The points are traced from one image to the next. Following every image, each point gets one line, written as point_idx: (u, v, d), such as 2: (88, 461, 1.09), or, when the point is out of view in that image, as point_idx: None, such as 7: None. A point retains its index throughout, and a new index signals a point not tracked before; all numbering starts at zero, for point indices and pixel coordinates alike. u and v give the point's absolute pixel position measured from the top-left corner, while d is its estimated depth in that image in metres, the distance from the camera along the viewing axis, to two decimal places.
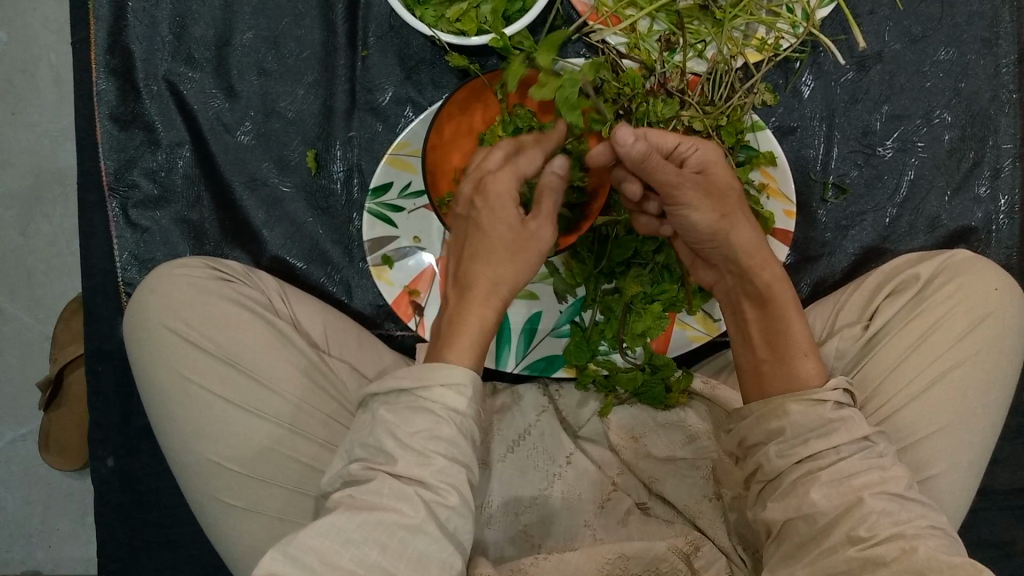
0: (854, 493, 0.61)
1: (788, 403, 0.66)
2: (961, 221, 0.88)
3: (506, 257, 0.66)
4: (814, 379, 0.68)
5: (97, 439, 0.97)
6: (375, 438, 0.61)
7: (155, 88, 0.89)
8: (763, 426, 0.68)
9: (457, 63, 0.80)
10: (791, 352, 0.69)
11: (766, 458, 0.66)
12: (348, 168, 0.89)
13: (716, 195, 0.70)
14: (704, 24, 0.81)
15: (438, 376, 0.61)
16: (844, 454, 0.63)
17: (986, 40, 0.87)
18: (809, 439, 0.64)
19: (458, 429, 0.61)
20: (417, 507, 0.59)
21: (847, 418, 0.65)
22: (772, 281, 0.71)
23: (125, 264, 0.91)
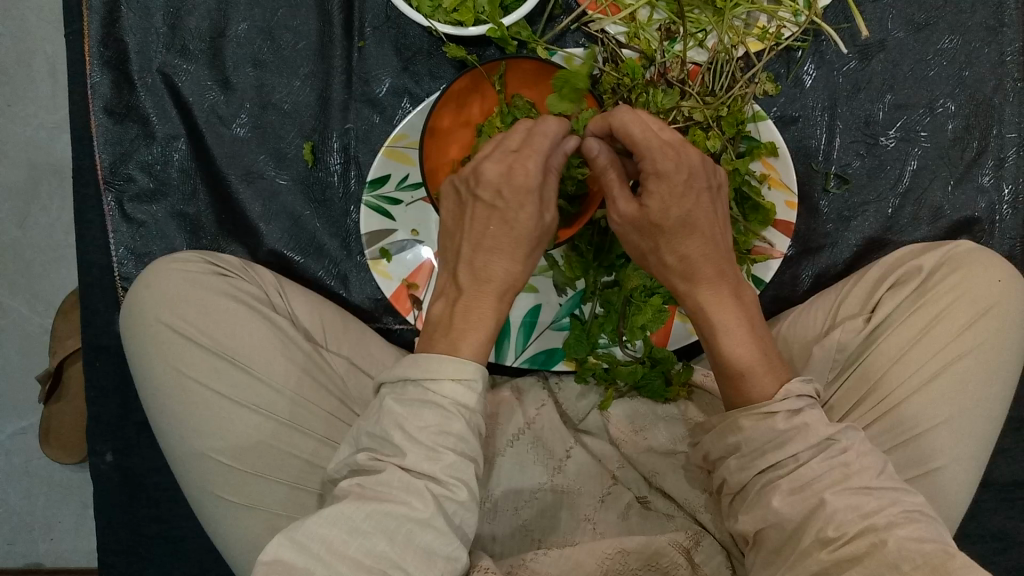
0: (815, 496, 0.60)
1: (747, 416, 0.65)
2: (964, 211, 0.87)
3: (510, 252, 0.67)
4: (760, 396, 0.65)
5: (96, 434, 0.97)
6: (382, 430, 0.60)
7: (150, 81, 0.88)
8: (722, 440, 0.67)
9: (455, 54, 0.78)
10: (733, 371, 0.67)
11: (730, 472, 0.66)
12: (345, 161, 0.88)
13: (653, 229, 0.68)
14: (705, 12, 0.80)
15: (449, 369, 0.61)
16: (804, 461, 0.62)
17: (991, 27, 0.86)
18: (767, 451, 0.63)
19: (467, 424, 0.61)
20: (427, 501, 0.58)
21: (800, 428, 0.62)
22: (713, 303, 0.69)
23: (122, 258, 0.90)
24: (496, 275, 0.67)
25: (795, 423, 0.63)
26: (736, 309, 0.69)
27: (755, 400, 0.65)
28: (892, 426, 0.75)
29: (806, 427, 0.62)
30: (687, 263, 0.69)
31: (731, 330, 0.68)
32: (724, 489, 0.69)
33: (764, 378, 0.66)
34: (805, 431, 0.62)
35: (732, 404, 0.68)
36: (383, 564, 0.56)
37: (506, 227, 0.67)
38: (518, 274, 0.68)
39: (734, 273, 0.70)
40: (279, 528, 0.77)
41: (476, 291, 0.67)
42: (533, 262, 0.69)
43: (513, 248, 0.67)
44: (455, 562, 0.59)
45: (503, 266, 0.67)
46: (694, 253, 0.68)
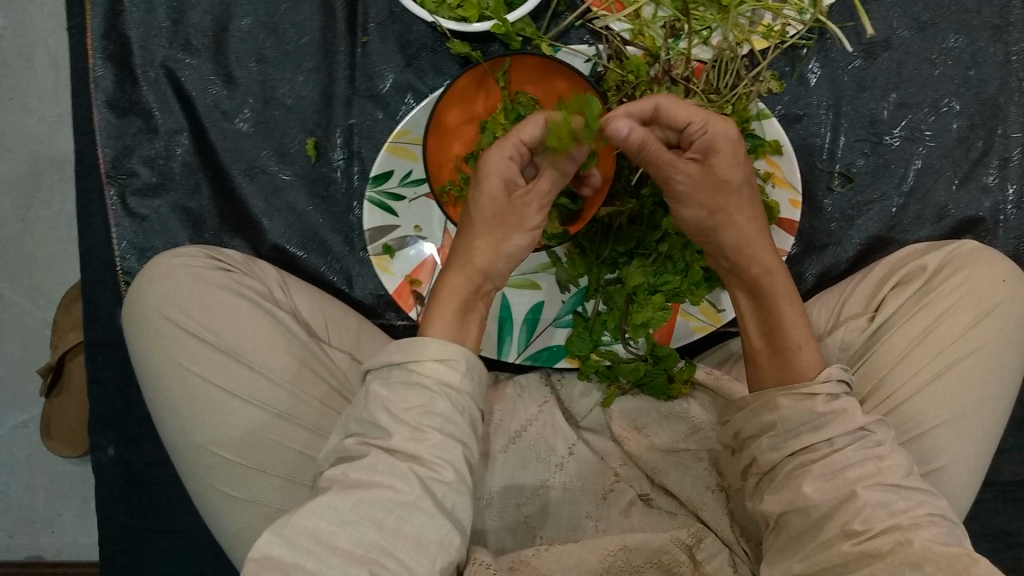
0: (848, 486, 0.60)
1: (778, 396, 0.65)
2: (968, 210, 0.87)
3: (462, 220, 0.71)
4: (809, 370, 0.66)
5: (98, 429, 0.97)
6: (369, 414, 0.61)
7: (153, 75, 0.88)
8: (756, 419, 0.67)
9: (460, 50, 0.79)
10: (786, 344, 0.68)
11: (761, 451, 0.66)
12: (348, 156, 0.88)
13: (717, 187, 0.69)
14: (710, 10, 0.79)
15: (430, 350, 0.62)
16: (838, 446, 0.62)
17: (996, 26, 0.85)
18: (801, 433, 0.63)
19: (452, 403, 0.61)
20: (412, 483, 0.58)
21: (838, 412, 0.63)
22: (768, 271, 0.71)
23: (124, 253, 0.90)
24: (463, 253, 0.70)
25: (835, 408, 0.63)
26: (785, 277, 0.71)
27: (805, 372, 0.66)
28: (894, 425, 0.75)
29: (845, 411, 0.63)
30: (744, 232, 0.71)
31: (787, 302, 0.70)
32: (751, 469, 0.68)
33: (810, 348, 0.68)
34: (845, 415, 0.62)
35: (774, 380, 0.68)
36: (375, 553, 0.56)
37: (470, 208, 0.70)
38: (483, 254, 0.69)
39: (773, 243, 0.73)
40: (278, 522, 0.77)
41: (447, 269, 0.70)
42: (500, 246, 0.70)
43: (480, 227, 0.69)
44: (450, 549, 0.58)
45: (470, 245, 0.69)
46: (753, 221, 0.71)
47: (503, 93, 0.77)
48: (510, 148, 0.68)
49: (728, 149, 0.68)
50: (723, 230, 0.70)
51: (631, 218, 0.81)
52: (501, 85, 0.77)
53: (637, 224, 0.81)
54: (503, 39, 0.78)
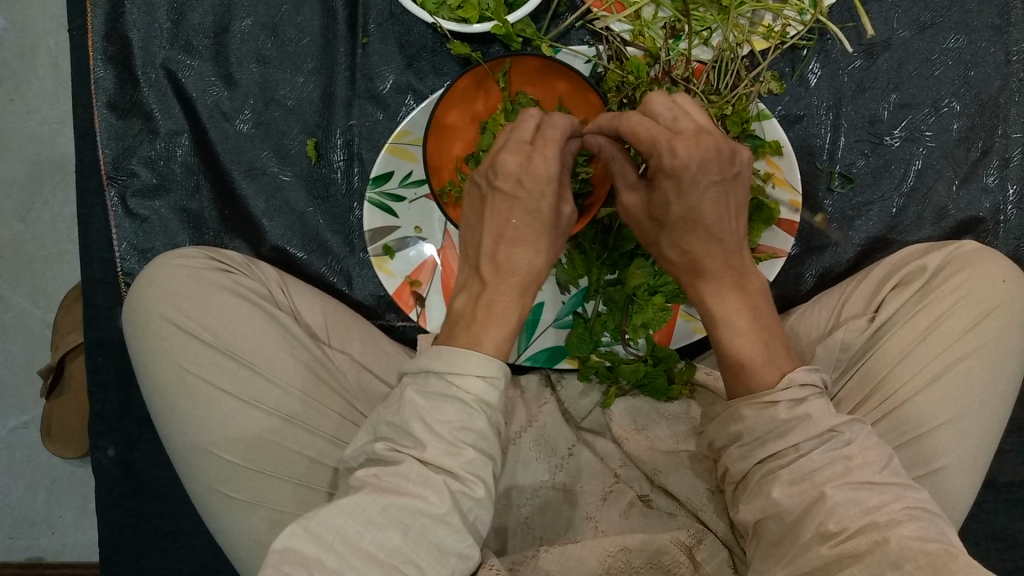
0: (816, 488, 0.59)
1: (742, 406, 0.64)
2: (968, 211, 0.87)
3: (484, 225, 0.66)
4: (765, 382, 0.63)
5: (98, 430, 0.97)
6: (403, 420, 0.59)
7: (154, 76, 0.87)
8: (726, 429, 0.66)
9: (460, 51, 0.78)
10: (728, 362, 0.66)
11: (732, 460, 0.66)
12: (348, 157, 0.88)
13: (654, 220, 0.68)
14: (710, 10, 0.80)
15: (472, 364, 0.59)
16: (805, 451, 0.60)
17: (997, 27, 0.85)
18: (767, 441, 0.62)
19: (488, 421, 0.60)
20: (444, 497, 0.57)
21: (804, 417, 0.61)
22: (705, 294, 0.67)
23: (125, 254, 0.90)
24: (519, 266, 0.64)
25: (797, 413, 0.61)
26: (739, 299, 0.67)
27: (755, 391, 0.64)
28: (893, 427, 0.75)
29: (809, 416, 0.61)
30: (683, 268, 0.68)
31: (732, 322, 0.66)
32: (728, 479, 0.68)
33: (769, 366, 0.64)
34: (807, 422, 0.61)
35: (732, 393, 0.66)
36: (395, 560, 0.55)
37: (522, 220, 0.64)
38: (539, 269, 0.65)
39: (738, 263, 0.67)
40: (279, 524, 0.77)
41: (496, 284, 0.64)
42: (551, 257, 0.66)
43: (535, 238, 0.65)
44: (465, 560, 0.58)
45: (526, 257, 0.64)
46: (693, 249, 0.66)
47: (504, 94, 0.77)
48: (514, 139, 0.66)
49: (667, 185, 0.64)
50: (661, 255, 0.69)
51: None
52: (502, 86, 0.77)
53: None
54: (503, 39, 0.78)
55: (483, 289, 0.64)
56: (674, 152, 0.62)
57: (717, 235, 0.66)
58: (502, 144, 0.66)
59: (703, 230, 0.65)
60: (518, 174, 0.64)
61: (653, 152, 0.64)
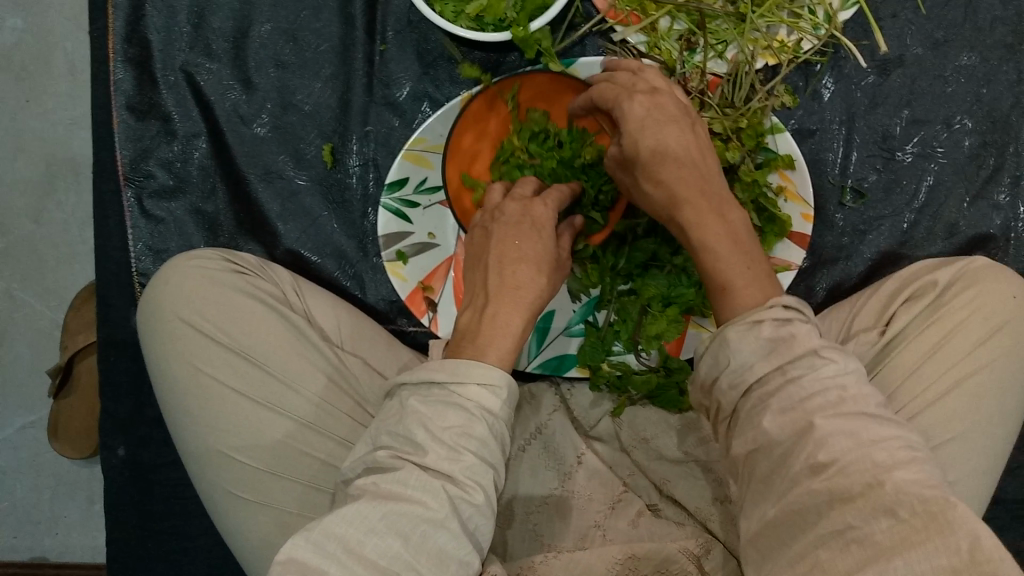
0: (806, 417, 0.55)
1: (726, 330, 0.59)
2: (979, 227, 0.87)
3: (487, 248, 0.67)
4: (749, 301, 0.59)
5: (108, 429, 0.97)
6: (405, 429, 0.60)
7: (173, 79, 0.88)
8: (709, 355, 0.60)
9: (470, 74, 0.80)
10: (713, 286, 0.62)
11: (721, 391, 0.60)
12: (364, 163, 0.89)
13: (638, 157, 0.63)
14: (725, 24, 0.81)
15: (475, 374, 0.60)
16: (793, 376, 0.56)
17: (1010, 45, 0.86)
18: (756, 365, 0.57)
19: (490, 429, 0.60)
20: (442, 501, 0.58)
21: (787, 338, 0.57)
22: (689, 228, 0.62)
23: (140, 254, 0.91)
24: (523, 283, 0.64)
25: (783, 333, 0.57)
26: (717, 228, 0.61)
27: (737, 313, 0.60)
28: None
29: (794, 337, 0.57)
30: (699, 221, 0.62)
31: (731, 258, 0.61)
32: (719, 416, 0.62)
33: (756, 288, 0.60)
34: (794, 340, 0.57)
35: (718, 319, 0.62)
36: (397, 566, 0.55)
37: (528, 245, 0.66)
38: (540, 295, 0.65)
39: (718, 195, 0.63)
40: (291, 527, 0.77)
41: (499, 299, 0.64)
42: (551, 290, 0.67)
43: (542, 262, 0.66)
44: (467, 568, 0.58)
45: (531, 276, 0.65)
46: (669, 178, 0.62)
47: (514, 115, 0.79)
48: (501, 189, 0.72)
49: (631, 119, 0.64)
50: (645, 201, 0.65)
51: (648, 230, 0.82)
52: (511, 107, 0.78)
53: (652, 236, 0.82)
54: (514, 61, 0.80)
55: (488, 302, 0.65)
56: (630, 97, 0.65)
57: (689, 164, 0.63)
58: (494, 203, 0.71)
59: (672, 154, 0.62)
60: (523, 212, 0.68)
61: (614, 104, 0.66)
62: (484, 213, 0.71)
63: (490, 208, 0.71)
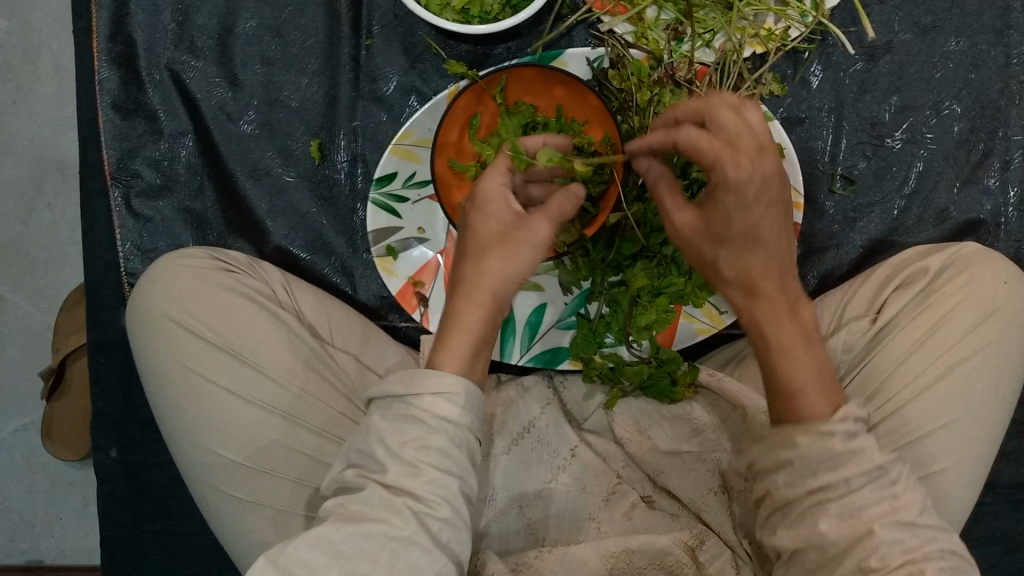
0: (864, 524, 0.57)
1: (795, 434, 0.59)
2: (969, 213, 0.87)
3: (494, 253, 0.63)
4: (814, 415, 0.59)
5: (101, 431, 0.96)
6: (368, 446, 0.61)
7: (158, 77, 0.88)
8: (772, 453, 0.61)
9: (456, 70, 0.78)
10: (779, 387, 0.61)
11: (774, 485, 0.61)
12: (352, 158, 0.88)
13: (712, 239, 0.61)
14: (712, 13, 0.80)
15: (430, 383, 0.60)
16: (855, 486, 0.58)
17: (997, 30, 0.85)
18: (818, 471, 0.58)
19: (449, 438, 0.60)
20: (408, 518, 0.58)
21: (856, 451, 0.58)
22: (765, 318, 0.60)
23: (128, 254, 0.90)
24: (487, 277, 0.63)
25: (854, 446, 0.58)
26: (795, 330, 0.60)
27: (802, 420, 0.59)
28: (892, 431, 0.75)
29: (861, 451, 0.58)
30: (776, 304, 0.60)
31: (794, 351, 0.60)
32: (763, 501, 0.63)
33: (819, 395, 0.60)
34: (862, 455, 0.58)
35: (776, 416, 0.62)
36: None
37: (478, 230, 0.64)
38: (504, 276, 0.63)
39: (796, 292, 0.61)
40: (282, 522, 0.77)
41: (463, 296, 0.63)
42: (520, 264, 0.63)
43: (495, 245, 0.63)
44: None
45: (494, 267, 0.63)
46: (756, 271, 0.60)
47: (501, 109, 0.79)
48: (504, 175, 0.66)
49: (730, 200, 0.59)
50: (716, 281, 0.63)
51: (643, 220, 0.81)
52: (499, 101, 0.79)
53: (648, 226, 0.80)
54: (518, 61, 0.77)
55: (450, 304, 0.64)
56: (736, 169, 0.57)
57: (777, 256, 0.60)
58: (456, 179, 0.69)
59: (763, 244, 0.60)
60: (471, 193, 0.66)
61: (715, 166, 0.58)
62: (474, 199, 0.65)
63: (482, 196, 0.64)
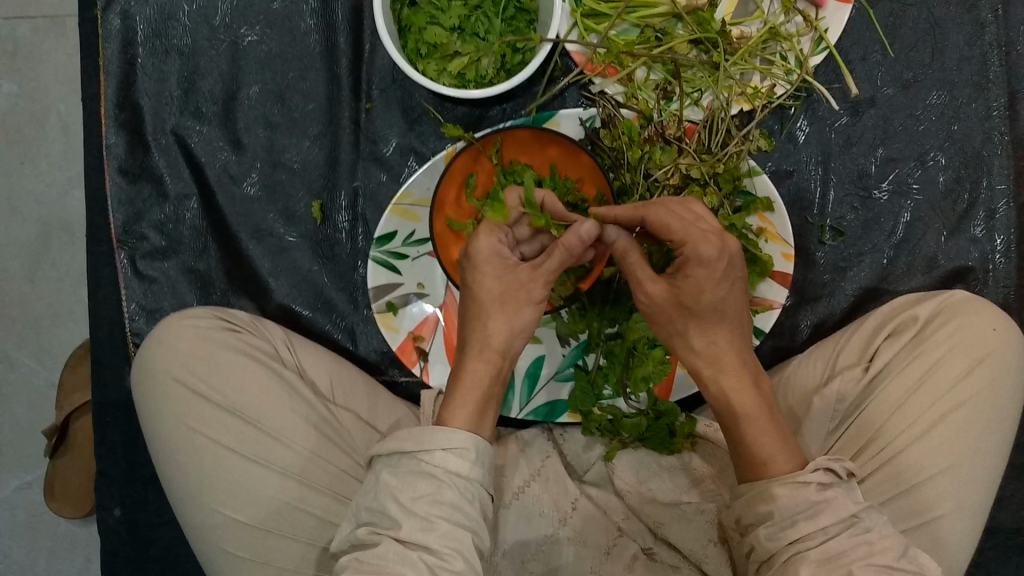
0: (842, 568, 0.62)
1: (773, 486, 0.65)
2: (957, 261, 0.89)
3: (494, 313, 0.72)
4: (780, 470, 0.66)
5: (104, 490, 0.97)
6: (380, 504, 0.63)
7: (164, 142, 0.90)
8: (754, 508, 0.66)
9: (451, 134, 0.79)
10: (741, 449, 0.68)
11: (757, 540, 0.65)
12: (353, 218, 0.91)
13: (681, 308, 0.69)
14: (700, 72, 0.83)
15: (440, 440, 0.64)
16: (830, 535, 0.63)
17: (976, 84, 0.88)
18: (798, 521, 0.63)
19: (461, 494, 0.63)
20: (422, 571, 0.60)
21: (831, 499, 0.64)
22: (729, 388, 0.70)
23: (134, 315, 0.92)
24: (483, 340, 0.72)
25: (827, 496, 0.64)
26: (754, 393, 0.69)
27: (768, 476, 0.66)
28: (887, 479, 0.76)
29: (836, 498, 0.64)
30: (737, 376, 0.70)
31: (757, 419, 0.68)
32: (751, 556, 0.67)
33: (781, 458, 0.66)
34: (837, 502, 0.64)
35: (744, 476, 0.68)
36: None
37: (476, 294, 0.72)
38: (497, 336, 0.72)
39: (752, 361, 0.71)
40: None
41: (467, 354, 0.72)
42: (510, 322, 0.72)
43: (490, 309, 0.72)
44: None
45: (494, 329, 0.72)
46: (721, 341, 0.70)
47: (497, 168, 0.81)
48: (495, 234, 0.72)
49: (698, 273, 0.68)
50: (684, 350, 0.72)
51: None
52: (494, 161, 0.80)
53: None
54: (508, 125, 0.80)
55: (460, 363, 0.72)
56: (699, 246, 0.67)
57: (737, 329, 0.71)
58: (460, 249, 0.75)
59: (726, 322, 0.70)
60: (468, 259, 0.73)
61: (686, 244, 0.68)
62: (470, 261, 0.73)
63: (479, 257, 0.72)
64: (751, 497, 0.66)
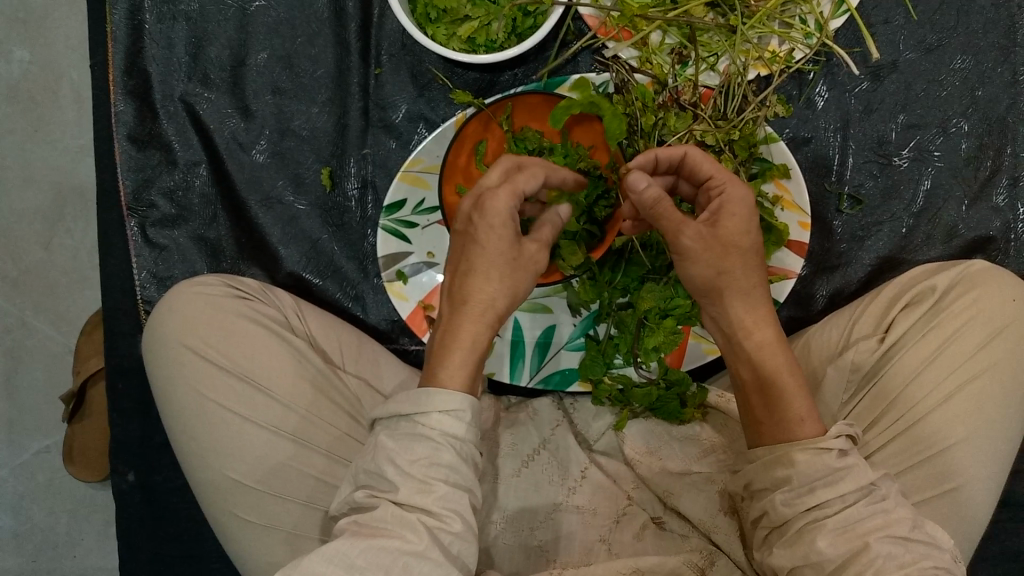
0: (860, 538, 0.61)
1: (794, 452, 0.64)
2: (978, 230, 0.87)
3: (498, 275, 0.66)
4: (812, 430, 0.65)
5: (119, 455, 0.98)
6: (377, 466, 0.63)
7: (172, 109, 0.90)
8: (767, 473, 0.66)
9: (462, 100, 0.79)
10: (773, 408, 0.67)
11: (772, 506, 0.65)
12: (362, 185, 0.90)
13: (723, 252, 0.68)
14: (717, 36, 0.81)
15: (436, 401, 0.62)
16: (850, 502, 0.62)
17: (1003, 47, 0.86)
18: (816, 488, 0.63)
19: (458, 454, 0.62)
20: (421, 534, 0.60)
21: (850, 466, 0.63)
22: (760, 345, 0.69)
23: (144, 282, 0.92)
24: (476, 296, 0.66)
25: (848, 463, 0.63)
26: (783, 352, 0.69)
27: (800, 437, 0.65)
28: (903, 449, 0.76)
29: (855, 467, 0.63)
30: (762, 335, 0.69)
31: (790, 375, 0.68)
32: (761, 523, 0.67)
33: (813, 416, 0.66)
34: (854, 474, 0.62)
35: (770, 439, 0.67)
36: None
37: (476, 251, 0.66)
38: (496, 297, 0.66)
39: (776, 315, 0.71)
40: (298, 546, 0.78)
41: (455, 313, 0.67)
42: (515, 286, 0.67)
43: (492, 270, 0.66)
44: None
45: (481, 287, 0.65)
46: (754, 293, 0.70)
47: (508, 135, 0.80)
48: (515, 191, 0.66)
49: (738, 217, 0.67)
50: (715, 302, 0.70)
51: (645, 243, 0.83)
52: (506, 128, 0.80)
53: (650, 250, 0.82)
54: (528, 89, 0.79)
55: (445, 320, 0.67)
56: (736, 187, 0.68)
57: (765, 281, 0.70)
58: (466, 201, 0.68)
59: (759, 270, 0.70)
60: (476, 207, 0.66)
61: (722, 188, 0.68)
62: (483, 215, 0.65)
63: (493, 215, 0.65)
64: (768, 460, 0.66)
